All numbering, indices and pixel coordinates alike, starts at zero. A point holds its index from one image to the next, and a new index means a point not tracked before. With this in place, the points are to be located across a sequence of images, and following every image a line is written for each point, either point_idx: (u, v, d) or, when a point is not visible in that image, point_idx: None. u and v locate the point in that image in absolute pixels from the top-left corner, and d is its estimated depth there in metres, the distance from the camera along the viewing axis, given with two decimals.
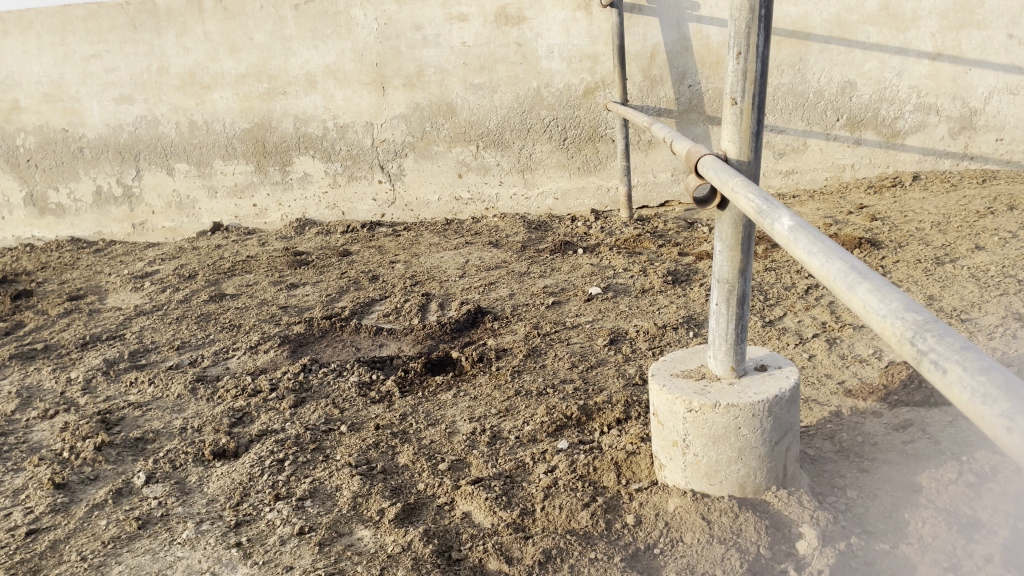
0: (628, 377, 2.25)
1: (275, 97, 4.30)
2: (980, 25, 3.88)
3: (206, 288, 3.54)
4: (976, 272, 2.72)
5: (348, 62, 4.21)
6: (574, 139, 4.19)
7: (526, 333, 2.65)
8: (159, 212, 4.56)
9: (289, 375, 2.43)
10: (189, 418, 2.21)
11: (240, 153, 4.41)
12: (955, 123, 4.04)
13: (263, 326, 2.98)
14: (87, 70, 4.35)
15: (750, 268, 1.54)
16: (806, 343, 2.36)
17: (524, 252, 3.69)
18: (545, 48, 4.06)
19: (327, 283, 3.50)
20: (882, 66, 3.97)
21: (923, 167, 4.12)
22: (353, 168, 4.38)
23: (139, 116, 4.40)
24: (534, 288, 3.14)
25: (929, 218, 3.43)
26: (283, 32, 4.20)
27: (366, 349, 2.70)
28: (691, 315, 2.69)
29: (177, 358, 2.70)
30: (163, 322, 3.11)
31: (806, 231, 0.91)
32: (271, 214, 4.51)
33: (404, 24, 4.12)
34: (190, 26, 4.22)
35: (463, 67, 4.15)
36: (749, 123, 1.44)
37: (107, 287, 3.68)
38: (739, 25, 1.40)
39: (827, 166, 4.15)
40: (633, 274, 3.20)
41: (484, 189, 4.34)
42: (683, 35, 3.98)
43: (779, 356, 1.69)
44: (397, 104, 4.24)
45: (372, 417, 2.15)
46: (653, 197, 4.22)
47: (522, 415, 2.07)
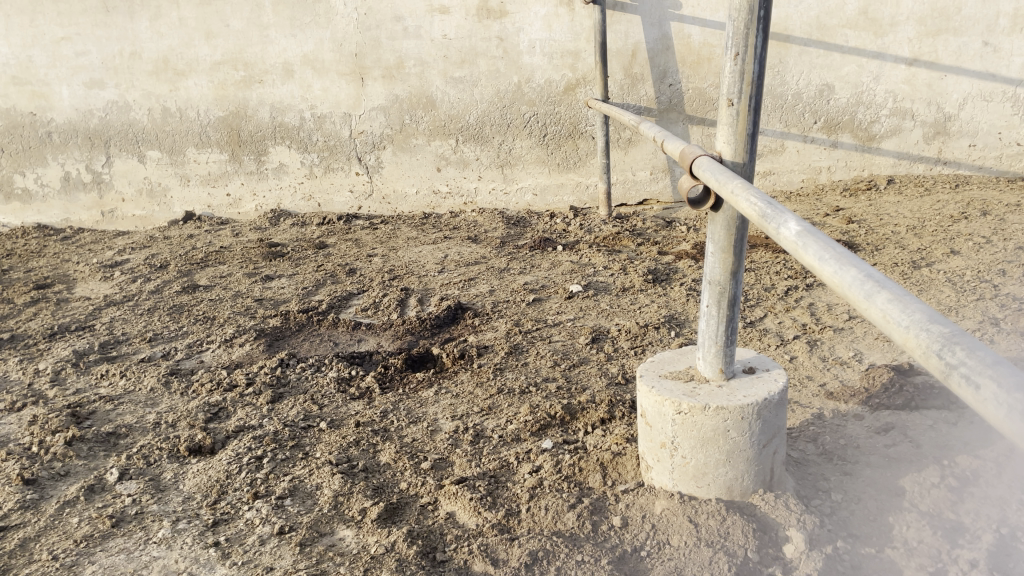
0: (611, 376, 2.24)
1: (251, 85, 4.22)
2: (956, 31, 3.93)
3: (178, 278, 3.46)
4: (952, 276, 2.75)
5: (326, 52, 4.15)
6: (554, 135, 4.17)
7: (507, 330, 2.63)
8: (130, 200, 4.46)
9: (266, 370, 2.39)
10: (163, 413, 2.16)
11: (214, 142, 4.33)
12: (930, 128, 4.09)
13: (238, 319, 2.92)
14: (56, 52, 4.23)
15: (741, 270, 1.53)
16: (787, 345, 2.37)
17: (503, 248, 3.67)
18: (527, 43, 4.04)
19: (303, 276, 3.45)
20: (860, 70, 4.01)
21: (898, 171, 4.17)
22: (329, 159, 4.32)
23: (110, 102, 4.29)
24: (514, 284, 3.12)
25: (904, 222, 3.47)
26: (260, 20, 4.12)
27: (344, 344, 2.66)
28: (672, 314, 2.69)
29: (149, 351, 2.64)
30: (134, 313, 3.04)
31: (815, 237, 0.90)
32: (245, 204, 4.44)
33: (384, 14, 4.06)
34: (164, 11, 4.13)
35: (444, 60, 4.11)
36: (745, 125, 1.43)
37: (75, 276, 3.59)
38: (738, 25, 1.38)
39: (804, 168, 4.17)
40: (613, 272, 3.19)
41: (463, 183, 4.31)
42: (665, 34, 3.97)
43: (767, 358, 1.68)
44: (376, 96, 4.19)
45: (352, 414, 2.11)
46: (632, 196, 4.22)
47: (505, 414, 2.05)
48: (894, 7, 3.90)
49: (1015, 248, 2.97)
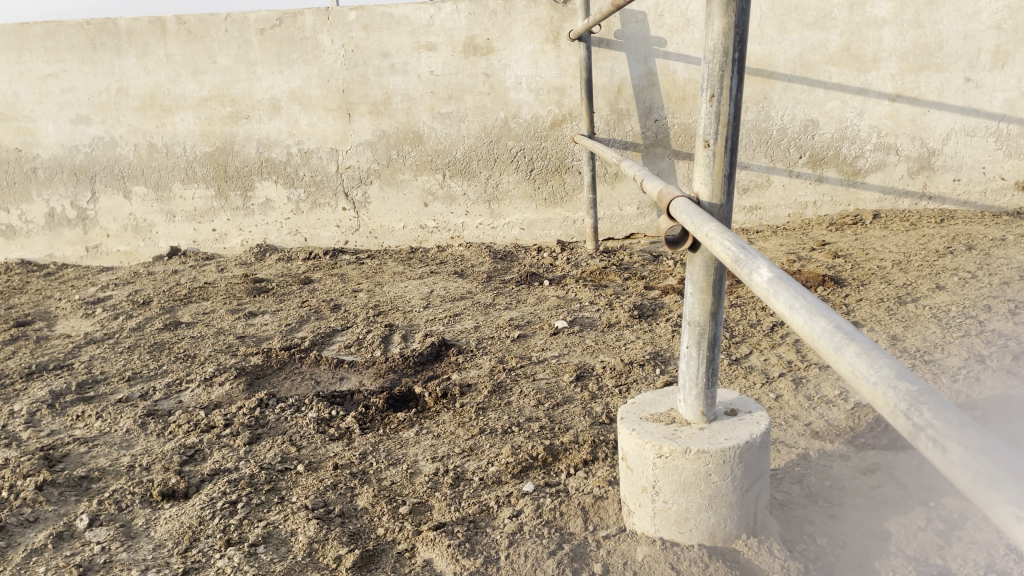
0: (594, 416, 2.21)
1: (238, 121, 4.23)
2: (938, 68, 3.98)
3: (161, 315, 3.43)
4: (938, 312, 2.74)
5: (314, 88, 4.16)
6: (541, 170, 4.18)
7: (491, 367, 2.60)
8: (115, 235, 4.44)
9: (245, 411, 2.35)
10: (138, 455, 2.12)
11: (201, 178, 4.32)
12: (914, 163, 4.11)
13: (219, 357, 2.89)
14: (43, 89, 4.24)
15: (721, 311, 1.51)
16: (772, 383, 2.35)
17: (490, 283, 3.65)
18: (513, 79, 4.06)
19: (287, 312, 3.42)
20: (844, 106, 4.04)
21: (883, 205, 4.19)
22: (316, 195, 4.31)
23: (96, 138, 4.28)
24: (499, 320, 3.10)
25: (890, 257, 3.47)
26: (247, 56, 4.13)
27: (326, 383, 2.62)
28: (657, 351, 2.66)
29: (127, 391, 2.59)
30: (114, 351, 3.00)
31: (787, 284, 0.88)
32: (231, 239, 4.42)
33: (371, 51, 4.09)
34: (152, 47, 4.15)
35: (430, 96, 4.12)
36: (722, 165, 1.42)
37: (56, 313, 3.55)
38: (712, 67, 1.38)
39: (789, 203, 4.19)
40: (599, 307, 3.18)
41: (450, 218, 4.30)
42: (650, 70, 4.00)
43: (749, 400, 1.66)
44: (363, 131, 4.20)
45: (330, 456, 2.07)
46: (619, 230, 4.22)
47: (486, 455, 2.01)
48: (876, 44, 3.95)
49: (1000, 283, 2.96)
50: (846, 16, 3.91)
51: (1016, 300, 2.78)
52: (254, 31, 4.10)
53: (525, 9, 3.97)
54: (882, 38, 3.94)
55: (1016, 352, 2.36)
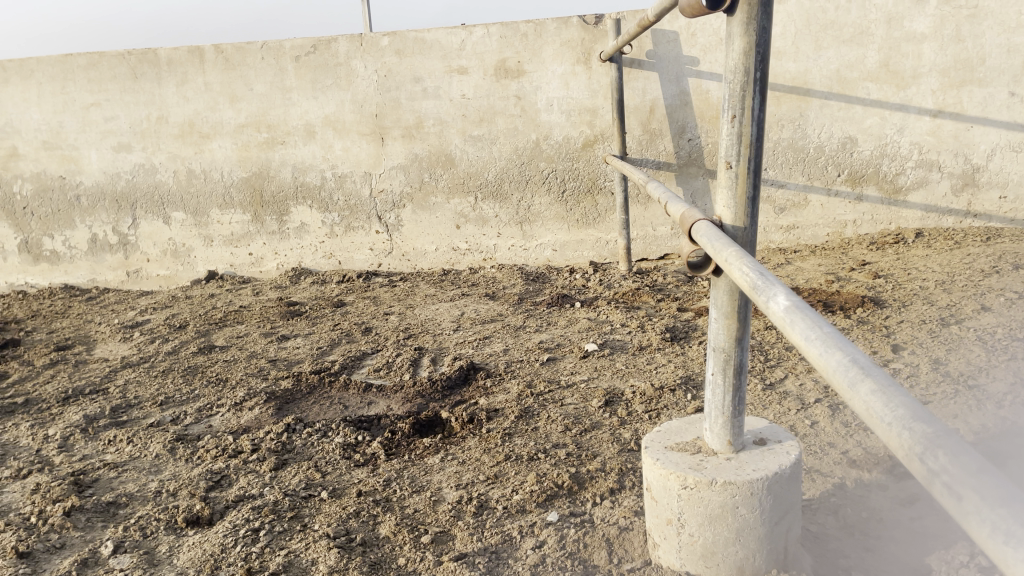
0: (623, 442, 2.16)
1: (274, 147, 4.29)
2: (981, 82, 3.87)
3: (196, 339, 3.47)
4: (982, 334, 2.64)
5: (347, 113, 4.21)
6: (573, 192, 4.16)
7: (519, 392, 2.57)
8: (154, 260, 4.52)
9: (272, 436, 2.35)
10: (165, 481, 2.13)
11: (237, 203, 4.39)
12: (957, 180, 4.00)
13: (249, 381, 2.90)
14: (86, 118, 4.35)
15: (747, 337, 1.47)
16: (808, 409, 2.25)
17: (521, 305, 3.62)
18: (545, 101, 4.06)
19: (319, 335, 3.43)
20: (883, 122, 3.95)
21: (926, 224, 4.07)
22: (350, 218, 4.34)
23: (137, 165, 4.38)
24: (529, 343, 3.07)
25: (933, 277, 3.37)
26: (283, 83, 4.20)
27: (354, 408, 2.62)
28: (689, 375, 2.60)
29: (159, 415, 2.62)
30: (148, 375, 3.04)
31: (804, 314, 0.84)
32: (267, 263, 4.47)
33: (404, 76, 4.12)
34: (191, 76, 4.24)
35: (462, 119, 4.14)
36: (745, 188, 1.38)
37: (95, 337, 3.62)
38: (734, 88, 1.35)
39: (828, 222, 4.10)
40: (631, 330, 3.13)
41: (482, 240, 4.29)
42: (683, 90, 3.97)
43: (779, 428, 1.60)
44: (395, 154, 4.23)
45: (354, 482, 2.06)
46: (653, 251, 4.17)
47: (511, 483, 1.98)
48: (916, 59, 3.86)
49: None
50: (884, 31, 3.84)
51: None
52: (289, 58, 4.17)
53: (556, 31, 3.96)
54: (922, 53, 3.85)
55: None
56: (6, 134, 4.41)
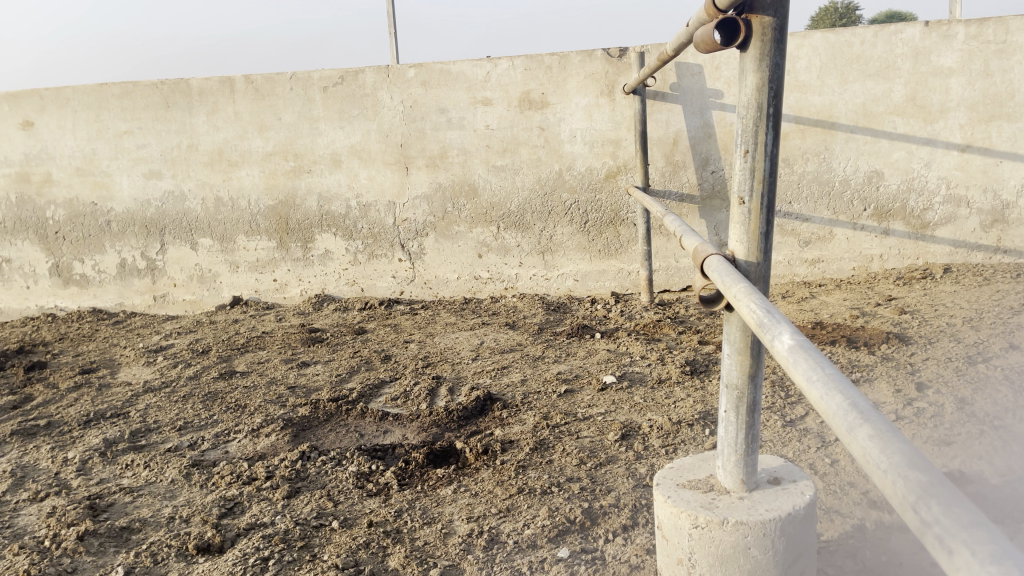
0: (638, 478, 2.13)
1: (300, 175, 4.35)
2: (1010, 117, 3.82)
3: (217, 364, 3.50)
4: (1011, 374, 2.58)
5: (373, 143, 4.26)
6: (595, 223, 4.16)
7: (535, 424, 2.55)
8: (181, 285, 4.58)
9: (287, 463, 2.35)
10: (179, 506, 2.14)
11: (263, 230, 4.44)
12: (986, 215, 3.94)
13: (268, 407, 2.91)
14: (119, 145, 4.45)
15: (760, 374, 1.44)
16: (828, 447, 2.20)
17: (540, 335, 3.61)
18: (568, 132, 4.08)
19: (338, 362, 3.45)
20: (910, 156, 3.91)
21: (954, 259, 4.01)
22: (373, 246, 4.38)
23: (166, 192, 4.46)
24: (547, 374, 3.05)
25: (960, 314, 3.31)
26: (311, 113, 4.27)
27: (369, 436, 2.61)
28: (708, 410, 2.57)
29: (177, 440, 2.64)
30: (169, 400, 3.06)
31: (807, 354, 0.83)
32: (291, 289, 4.51)
33: (429, 106, 4.17)
34: (221, 105, 4.33)
35: (486, 149, 4.17)
36: (758, 223, 1.37)
37: (120, 361, 3.66)
38: (746, 123, 1.35)
39: (853, 256, 4.06)
40: (650, 362, 3.10)
41: (504, 269, 4.30)
42: (707, 122, 3.96)
43: (795, 468, 1.57)
44: (419, 184, 4.26)
45: (366, 512, 2.05)
46: (675, 282, 4.15)
47: (523, 517, 1.96)
48: (944, 93, 3.83)
49: None
50: (911, 65, 3.82)
51: None
52: (317, 89, 4.24)
53: (579, 63, 4.00)
54: (949, 88, 3.82)
55: None
56: (41, 160, 4.52)
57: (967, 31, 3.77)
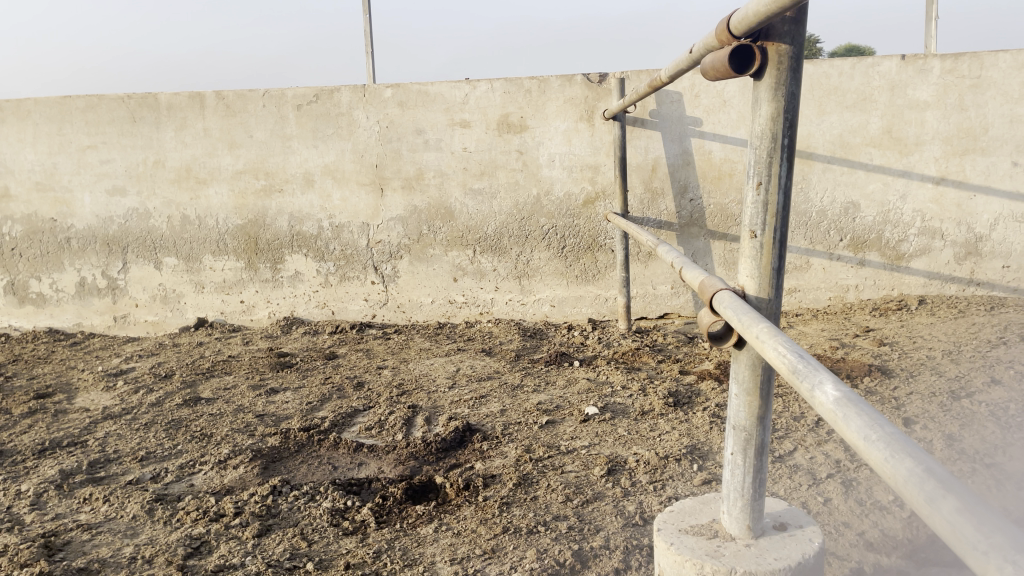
0: (627, 516, 2.06)
1: (271, 194, 4.23)
2: (984, 151, 3.86)
3: (181, 390, 3.35)
4: (995, 410, 2.56)
5: (347, 163, 4.16)
6: (573, 248, 4.10)
7: (517, 457, 2.46)
8: (143, 305, 4.42)
9: (256, 499, 2.23)
10: (141, 545, 2.00)
11: (231, 250, 4.31)
12: (960, 248, 3.97)
13: (235, 437, 2.78)
14: (82, 160, 4.30)
15: (769, 415, 1.38)
16: (820, 485, 2.14)
17: (518, 362, 3.53)
18: (547, 156, 4.03)
19: (309, 389, 3.32)
20: (886, 189, 3.93)
21: (928, 291, 4.03)
22: (345, 268, 4.27)
23: (131, 209, 4.32)
24: (527, 404, 2.97)
25: (939, 346, 3.30)
26: (283, 131, 4.17)
27: (343, 469, 2.50)
28: (694, 444, 2.50)
29: (138, 472, 2.50)
30: (129, 428, 2.91)
31: (859, 408, 0.76)
32: (259, 311, 4.38)
33: (406, 127, 4.10)
34: (190, 121, 4.20)
35: (463, 172, 4.10)
36: (769, 258, 1.32)
37: (78, 385, 3.50)
38: (760, 154, 1.30)
39: (830, 286, 4.05)
40: (632, 392, 3.03)
41: (479, 293, 4.22)
42: (686, 150, 3.94)
43: (800, 512, 1.51)
44: (395, 206, 4.17)
45: (342, 553, 1.94)
46: (652, 309, 4.10)
47: (509, 559, 1.86)
48: (919, 126, 3.86)
49: None
50: (887, 98, 3.85)
51: None
52: (290, 106, 4.14)
53: (559, 88, 3.96)
54: (925, 121, 3.86)
55: None
56: None
57: (942, 66, 3.81)
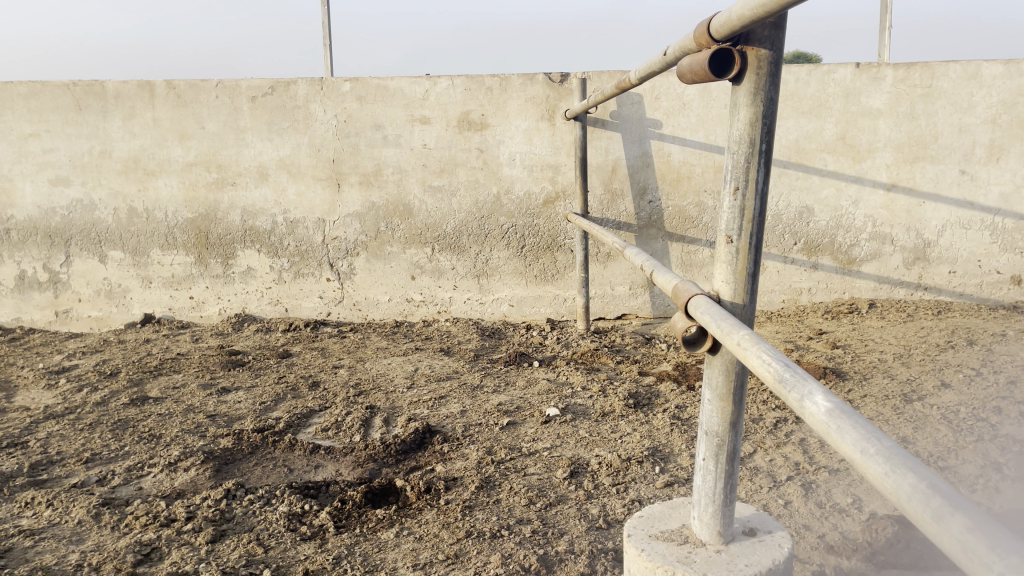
0: (591, 519, 2.04)
1: (223, 188, 4.12)
2: (933, 159, 3.96)
3: (128, 388, 3.24)
4: (946, 413, 2.62)
5: (303, 157, 4.07)
6: (532, 248, 4.08)
7: (478, 459, 2.43)
8: (87, 300, 4.27)
9: (209, 503, 2.16)
10: (88, 552, 1.92)
11: (181, 244, 4.19)
12: (909, 253, 4.06)
13: (186, 438, 2.69)
14: (23, 149, 4.12)
15: (741, 421, 1.37)
16: (780, 487, 2.16)
17: (477, 362, 3.49)
18: (507, 155, 4.00)
19: (262, 388, 3.24)
20: (839, 194, 4.00)
21: (878, 294, 4.11)
22: (300, 265, 4.18)
23: (75, 200, 4.16)
24: (487, 405, 2.94)
25: (890, 350, 3.37)
26: (237, 123, 4.06)
27: (299, 471, 2.44)
28: (656, 446, 2.50)
29: (83, 475, 2.40)
30: (73, 428, 2.80)
31: (854, 421, 0.76)
32: (209, 308, 4.26)
33: (364, 122, 4.02)
34: (139, 111, 4.06)
35: (422, 169, 4.04)
36: (745, 264, 1.32)
37: (17, 383, 3.35)
38: (738, 159, 1.30)
39: (783, 288, 4.11)
40: (592, 393, 3.03)
41: (437, 292, 4.17)
42: (646, 152, 3.95)
43: (768, 517, 1.51)
44: (352, 202, 4.10)
45: (301, 560, 1.89)
46: (610, 310, 4.11)
47: (473, 565, 1.83)
48: (872, 133, 3.94)
49: (1007, 383, 2.86)
50: (842, 105, 3.92)
51: None
52: (245, 98, 4.04)
53: (520, 87, 3.93)
54: (878, 128, 3.93)
55: None
56: None
57: (895, 74, 3.89)
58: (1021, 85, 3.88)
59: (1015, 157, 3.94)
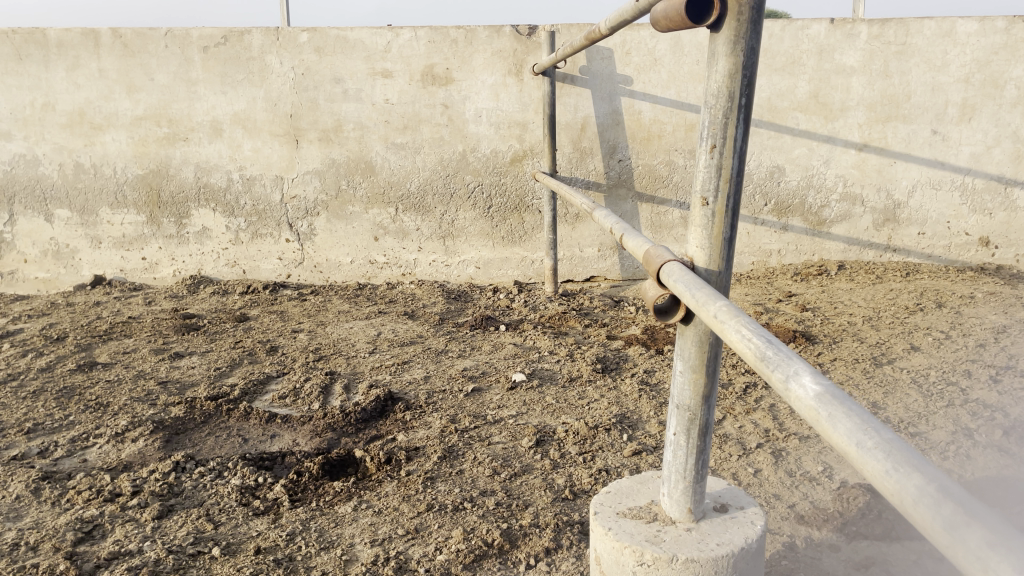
0: (556, 490, 1.98)
1: (175, 143, 3.93)
2: (906, 118, 3.90)
3: (75, 354, 3.09)
4: (917, 377, 2.59)
5: (259, 111, 3.89)
6: (499, 208, 3.97)
7: (442, 428, 2.35)
8: (33, 261, 4.09)
9: (157, 477, 2.05)
10: (24, 530, 1.81)
11: (131, 202, 4.00)
12: (879, 215, 4.02)
13: (135, 407, 2.57)
14: None
15: (714, 394, 1.29)
16: (750, 455, 2.11)
17: (442, 326, 3.40)
18: (473, 111, 3.85)
19: (217, 354, 3.12)
20: (811, 154, 3.93)
21: (847, 257, 4.08)
22: (258, 225, 4.03)
23: (17, 155, 3.95)
24: (452, 370, 2.85)
25: (859, 312, 3.34)
26: (188, 75, 3.85)
27: (254, 442, 2.34)
28: (624, 413, 2.44)
29: (24, 446, 2.27)
30: (15, 397, 2.66)
31: (847, 408, 0.68)
32: (162, 269, 4.10)
33: (323, 75, 3.84)
34: (83, 61, 3.84)
35: (384, 125, 3.89)
36: (721, 227, 1.24)
37: None
38: (715, 114, 1.19)
39: (753, 250, 4.05)
40: (559, 358, 2.95)
41: (402, 254, 4.05)
42: (615, 109, 3.84)
43: (740, 493, 1.45)
44: (311, 159, 3.94)
45: (252, 536, 1.80)
46: (578, 272, 4.03)
47: (433, 540, 1.76)
48: (845, 91, 3.86)
49: (976, 346, 2.84)
50: (815, 62, 3.82)
51: (996, 366, 2.65)
52: (196, 48, 3.83)
53: (486, 39, 3.78)
54: (850, 87, 3.85)
55: (1006, 428, 2.22)
56: None
57: (870, 31, 3.80)
58: (995, 43, 3.82)
59: (986, 117, 3.90)
